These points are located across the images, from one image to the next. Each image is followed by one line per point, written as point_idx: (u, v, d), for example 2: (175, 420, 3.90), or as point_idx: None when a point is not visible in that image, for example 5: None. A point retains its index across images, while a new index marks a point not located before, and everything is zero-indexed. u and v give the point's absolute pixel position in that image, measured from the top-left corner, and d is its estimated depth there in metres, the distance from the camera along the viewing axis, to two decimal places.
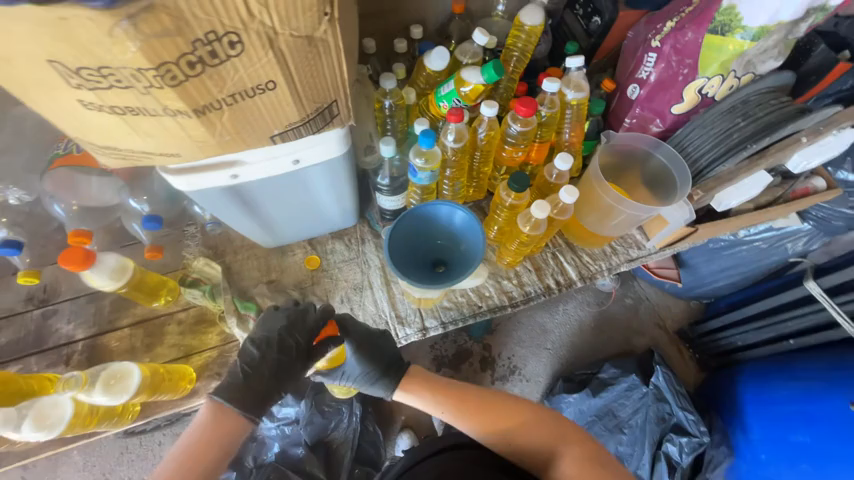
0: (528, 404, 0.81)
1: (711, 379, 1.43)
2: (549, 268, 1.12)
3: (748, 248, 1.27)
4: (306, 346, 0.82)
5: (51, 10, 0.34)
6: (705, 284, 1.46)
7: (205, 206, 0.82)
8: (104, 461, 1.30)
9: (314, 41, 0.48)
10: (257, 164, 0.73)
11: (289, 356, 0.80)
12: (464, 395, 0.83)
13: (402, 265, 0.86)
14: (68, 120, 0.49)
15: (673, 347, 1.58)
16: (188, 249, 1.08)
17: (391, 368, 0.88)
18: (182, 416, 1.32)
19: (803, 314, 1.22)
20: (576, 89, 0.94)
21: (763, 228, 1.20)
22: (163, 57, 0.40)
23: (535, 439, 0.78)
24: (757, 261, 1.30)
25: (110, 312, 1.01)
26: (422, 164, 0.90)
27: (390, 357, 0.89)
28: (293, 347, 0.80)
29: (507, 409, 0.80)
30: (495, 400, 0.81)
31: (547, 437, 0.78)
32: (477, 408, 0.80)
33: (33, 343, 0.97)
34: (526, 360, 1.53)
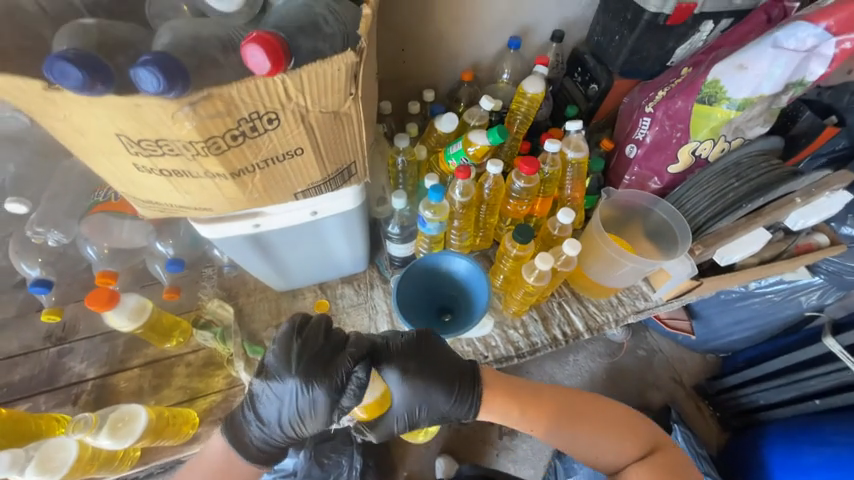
0: (616, 408, 0.85)
1: (734, 442, 1.35)
2: (555, 318, 1.12)
3: (761, 301, 1.25)
4: (336, 393, 0.69)
5: (129, 98, 0.41)
6: (722, 337, 1.43)
7: (226, 251, 0.87)
8: None
9: (340, 115, 0.55)
10: (278, 215, 0.79)
11: (319, 408, 0.68)
12: (550, 401, 0.83)
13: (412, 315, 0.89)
14: (120, 178, 0.55)
15: (690, 404, 1.51)
16: (204, 291, 1.12)
17: (463, 382, 0.78)
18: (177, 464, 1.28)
19: (826, 373, 1.17)
20: (576, 149, 1.01)
21: (774, 280, 1.20)
22: (212, 132, 0.47)
23: (621, 442, 0.83)
24: (771, 314, 1.28)
25: (122, 351, 1.03)
26: (431, 216, 0.95)
27: (454, 368, 0.78)
28: (323, 397, 0.68)
29: (591, 423, 0.82)
30: (581, 406, 0.84)
31: (632, 441, 0.83)
32: (568, 411, 0.83)
33: (44, 381, 0.99)
34: None
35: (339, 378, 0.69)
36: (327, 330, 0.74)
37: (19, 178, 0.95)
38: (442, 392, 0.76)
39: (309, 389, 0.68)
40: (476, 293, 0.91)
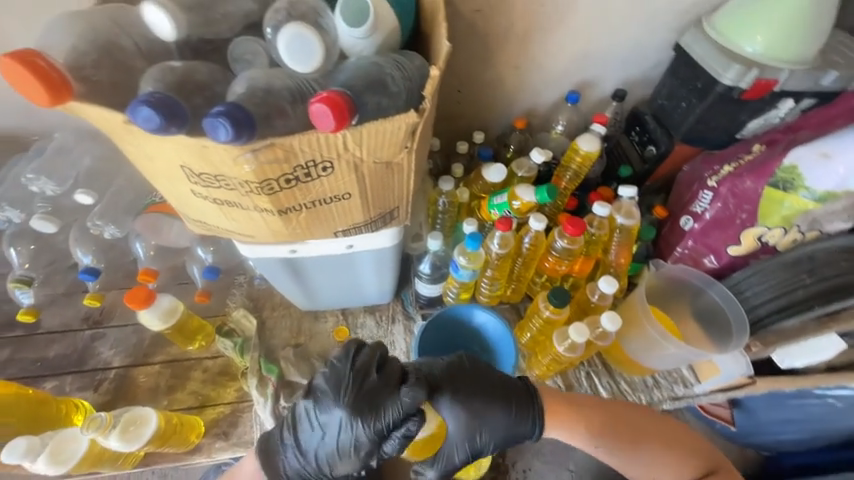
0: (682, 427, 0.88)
1: None
2: (582, 389, 1.03)
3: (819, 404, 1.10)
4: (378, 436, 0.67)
5: (199, 141, 0.44)
6: (768, 434, 1.22)
7: (259, 269, 0.88)
8: None
9: (392, 165, 0.55)
10: (315, 244, 0.79)
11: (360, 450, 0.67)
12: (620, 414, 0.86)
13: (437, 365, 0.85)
14: (178, 200, 0.59)
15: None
16: (232, 298, 1.14)
17: (520, 399, 0.77)
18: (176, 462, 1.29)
19: None
20: (627, 216, 0.96)
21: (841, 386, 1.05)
22: (268, 175, 0.49)
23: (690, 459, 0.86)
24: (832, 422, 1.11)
25: (147, 346, 1.07)
26: (466, 263, 0.93)
27: (506, 388, 0.76)
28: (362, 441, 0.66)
29: (655, 442, 0.85)
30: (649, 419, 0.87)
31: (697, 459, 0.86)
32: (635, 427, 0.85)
33: (74, 362, 1.04)
34: None
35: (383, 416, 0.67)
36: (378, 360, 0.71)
37: (90, 171, 1.02)
38: (500, 415, 0.75)
39: (351, 430, 0.66)
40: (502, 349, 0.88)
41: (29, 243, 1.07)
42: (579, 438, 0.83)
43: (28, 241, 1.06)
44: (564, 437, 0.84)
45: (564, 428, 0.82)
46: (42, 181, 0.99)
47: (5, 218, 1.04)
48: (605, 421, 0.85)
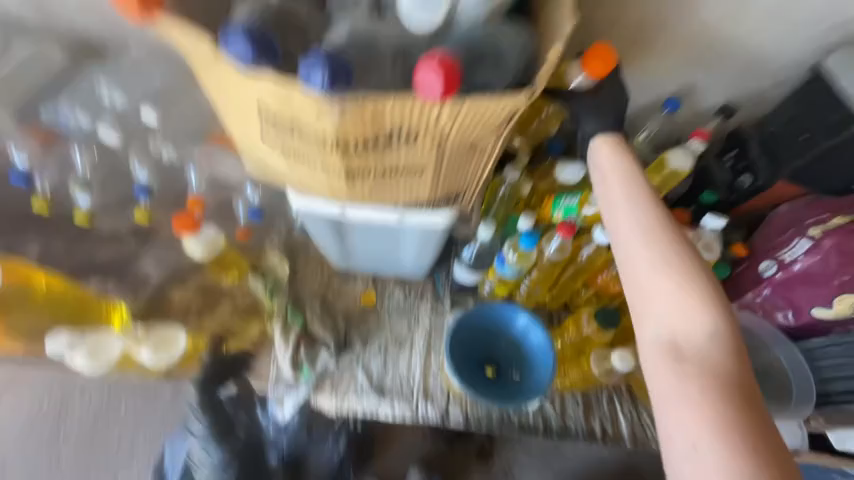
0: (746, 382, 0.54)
1: None
2: (599, 410, 1.00)
3: None
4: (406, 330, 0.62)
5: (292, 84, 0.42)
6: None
7: (304, 222, 0.86)
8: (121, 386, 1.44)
9: (474, 146, 0.52)
10: (365, 210, 0.74)
11: None
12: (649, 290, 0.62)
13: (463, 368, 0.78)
14: (248, 138, 0.58)
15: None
16: (270, 241, 1.14)
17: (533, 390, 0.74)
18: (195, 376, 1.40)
19: None
20: (705, 249, 0.87)
21: None
22: (349, 132, 0.46)
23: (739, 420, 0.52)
24: None
25: (185, 269, 1.10)
26: (514, 260, 0.88)
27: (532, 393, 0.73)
28: None
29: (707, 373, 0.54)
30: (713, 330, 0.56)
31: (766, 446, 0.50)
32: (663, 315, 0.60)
33: (118, 269, 1.08)
34: (525, 471, 1.54)
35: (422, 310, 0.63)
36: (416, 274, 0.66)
37: None
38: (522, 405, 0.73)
39: None
40: (537, 368, 0.77)
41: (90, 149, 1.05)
42: (698, 359, 0.55)
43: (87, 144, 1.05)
44: (670, 284, 0.60)
45: (677, 289, 0.59)
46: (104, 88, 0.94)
47: None
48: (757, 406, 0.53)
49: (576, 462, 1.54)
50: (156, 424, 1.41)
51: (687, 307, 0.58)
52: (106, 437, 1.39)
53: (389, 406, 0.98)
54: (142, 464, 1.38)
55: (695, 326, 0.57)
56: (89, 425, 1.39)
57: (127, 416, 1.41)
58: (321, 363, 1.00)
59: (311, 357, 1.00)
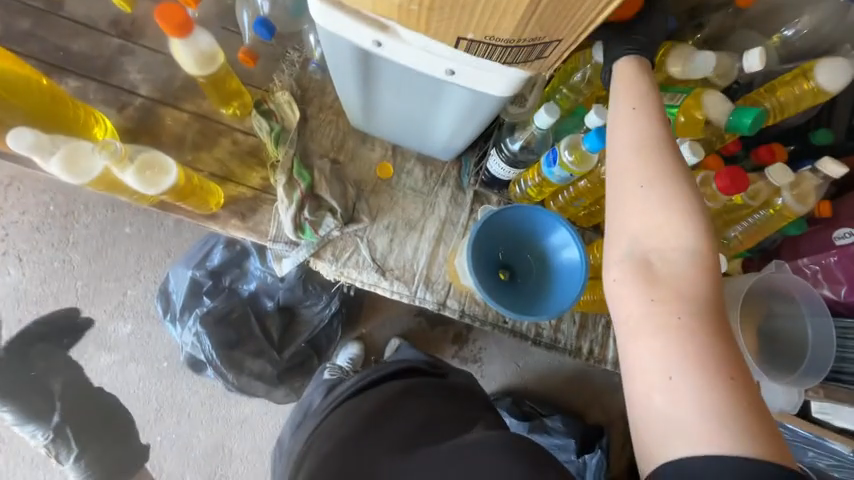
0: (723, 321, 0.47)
1: None
2: (593, 333, 1.00)
3: None
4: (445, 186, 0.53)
5: None
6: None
7: (326, 52, 0.67)
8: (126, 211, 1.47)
9: None
10: (408, 48, 0.57)
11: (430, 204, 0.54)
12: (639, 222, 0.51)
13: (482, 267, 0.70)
14: None
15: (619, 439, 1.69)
16: (277, 75, 0.94)
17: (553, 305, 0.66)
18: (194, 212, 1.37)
19: None
20: (797, 198, 0.73)
21: None
22: None
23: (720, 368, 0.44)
24: None
25: (178, 87, 0.93)
26: (568, 162, 0.73)
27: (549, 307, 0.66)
28: None
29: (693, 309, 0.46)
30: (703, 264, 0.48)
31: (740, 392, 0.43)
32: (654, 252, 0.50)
33: (98, 69, 0.91)
34: (492, 360, 1.67)
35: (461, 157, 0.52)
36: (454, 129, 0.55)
37: None
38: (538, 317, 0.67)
39: None
40: (558, 286, 0.70)
41: None
42: (686, 291, 0.47)
43: None
44: (663, 203, 0.50)
45: (670, 209, 0.50)
46: None
47: None
48: (720, 322, 0.47)
49: (539, 362, 1.70)
50: (159, 248, 1.47)
51: (669, 219, 0.49)
52: (111, 250, 1.45)
53: (389, 284, 0.95)
54: (145, 280, 1.46)
55: (670, 242, 0.49)
56: (95, 237, 1.45)
57: (132, 236, 1.46)
58: (326, 229, 0.92)
59: (315, 221, 0.91)
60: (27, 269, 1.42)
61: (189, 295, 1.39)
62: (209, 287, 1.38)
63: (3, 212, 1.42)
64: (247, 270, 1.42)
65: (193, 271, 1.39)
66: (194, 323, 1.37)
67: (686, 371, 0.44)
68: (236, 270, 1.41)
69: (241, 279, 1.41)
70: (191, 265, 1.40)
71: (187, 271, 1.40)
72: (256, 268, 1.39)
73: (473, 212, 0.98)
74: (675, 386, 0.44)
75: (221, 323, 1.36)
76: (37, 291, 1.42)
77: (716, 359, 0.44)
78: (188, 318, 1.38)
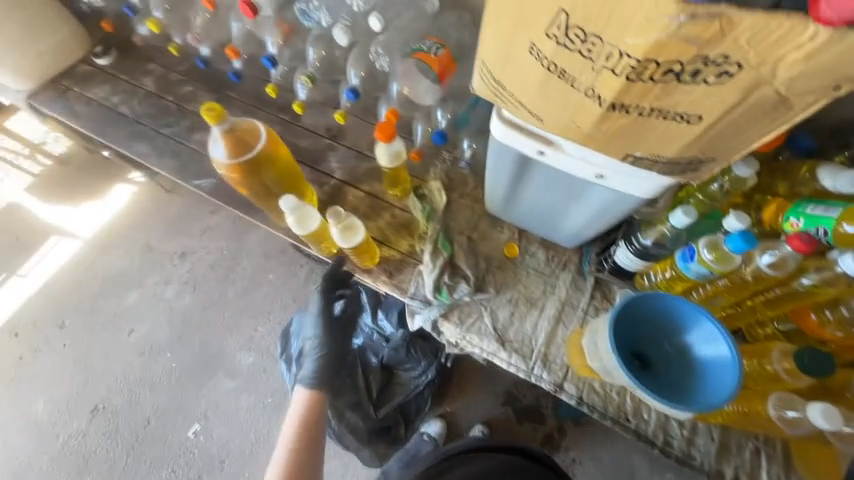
0: None
1: None
2: (738, 456, 0.87)
3: None
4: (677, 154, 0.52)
5: None
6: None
7: (490, 156, 0.87)
8: (279, 262, 1.85)
9: (786, 105, 0.41)
10: (568, 157, 0.72)
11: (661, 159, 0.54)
12: None
13: (619, 350, 0.74)
14: (498, 49, 0.54)
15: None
16: (434, 169, 1.20)
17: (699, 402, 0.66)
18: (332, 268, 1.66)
19: None
20: None
21: None
22: (657, 56, 0.39)
23: None
24: None
25: (361, 174, 1.25)
26: (708, 260, 0.76)
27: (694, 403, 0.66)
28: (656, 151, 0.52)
29: None
30: None
31: None
32: None
33: (313, 159, 1.28)
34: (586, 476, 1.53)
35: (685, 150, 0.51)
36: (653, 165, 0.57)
37: None
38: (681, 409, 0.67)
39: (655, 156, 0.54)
40: (704, 382, 0.69)
41: (322, 48, 1.23)
42: None
43: (323, 45, 1.23)
44: None
45: None
46: None
47: (316, 18, 1.17)
48: None
49: None
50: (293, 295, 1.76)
51: None
52: (257, 289, 1.81)
53: (507, 356, 1.01)
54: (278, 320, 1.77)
55: None
56: (248, 278, 1.83)
57: (274, 281, 1.82)
58: (458, 296, 1.05)
59: (451, 285, 1.05)
60: (198, 296, 1.82)
61: None
62: None
63: (197, 250, 1.88)
64: (356, 324, 1.60)
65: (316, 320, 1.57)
66: None
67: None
68: (349, 324, 1.57)
69: (354, 332, 1.59)
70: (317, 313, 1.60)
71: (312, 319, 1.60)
72: (364, 325, 1.57)
73: (593, 297, 1.03)
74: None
75: None
76: (200, 314, 1.79)
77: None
78: None
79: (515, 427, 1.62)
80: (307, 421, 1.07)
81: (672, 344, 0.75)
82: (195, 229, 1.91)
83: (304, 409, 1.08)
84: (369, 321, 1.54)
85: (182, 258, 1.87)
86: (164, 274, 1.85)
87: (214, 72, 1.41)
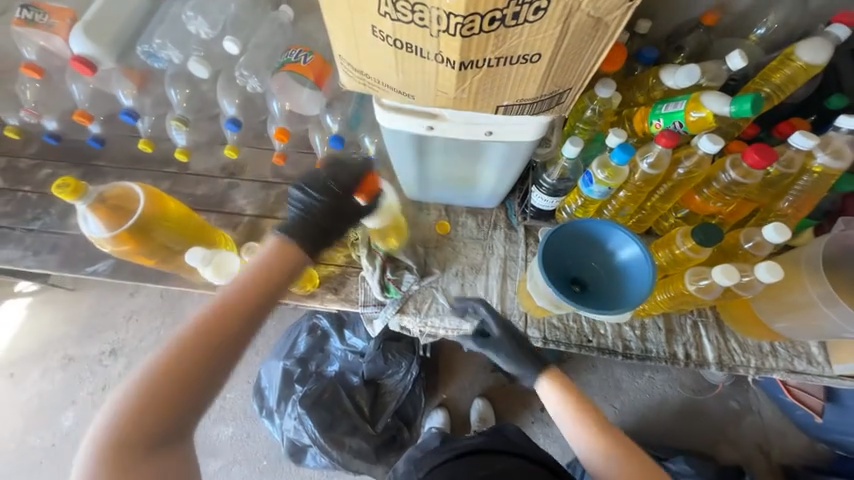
0: None
1: None
2: (683, 335, 0.98)
3: None
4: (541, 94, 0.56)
5: None
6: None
7: (387, 145, 0.87)
8: None
9: (600, 25, 0.46)
10: (454, 124, 0.74)
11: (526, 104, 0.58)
12: None
13: (557, 282, 0.78)
14: (346, 40, 0.55)
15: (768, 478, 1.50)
16: None
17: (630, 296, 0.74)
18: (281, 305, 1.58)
19: None
20: (833, 155, 0.75)
21: None
22: (477, 9, 0.42)
23: None
24: None
25: (274, 202, 1.19)
26: (603, 178, 0.83)
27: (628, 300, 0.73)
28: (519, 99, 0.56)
29: None
30: None
31: None
32: None
33: (216, 203, 1.19)
34: None
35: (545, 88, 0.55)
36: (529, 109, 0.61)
37: (236, 19, 1.05)
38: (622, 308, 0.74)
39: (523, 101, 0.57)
40: (631, 285, 0.77)
41: (184, 87, 1.14)
42: None
43: (183, 84, 1.14)
44: None
45: None
46: (199, 21, 1.02)
47: (166, 57, 1.09)
48: None
49: (636, 402, 1.59)
50: (249, 349, 1.68)
51: None
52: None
53: (470, 326, 1.04)
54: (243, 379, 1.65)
55: None
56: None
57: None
58: (408, 285, 1.06)
59: (397, 279, 1.06)
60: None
61: (283, 385, 1.50)
62: (300, 372, 1.51)
63: (126, 343, 1.69)
64: (328, 351, 1.55)
65: (284, 363, 1.52)
66: (293, 409, 1.43)
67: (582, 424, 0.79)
68: (320, 354, 1.54)
69: (325, 361, 1.54)
70: (282, 357, 1.54)
71: (279, 364, 1.53)
72: (336, 348, 1.53)
73: (528, 244, 1.09)
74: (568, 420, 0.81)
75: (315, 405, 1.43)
76: None
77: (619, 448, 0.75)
78: (286, 407, 1.46)
79: (509, 387, 1.68)
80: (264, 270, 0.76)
81: (596, 257, 0.82)
82: (118, 319, 1.72)
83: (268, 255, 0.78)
84: (339, 344, 1.53)
85: (113, 356, 1.68)
86: (100, 379, 1.65)
87: (73, 145, 1.25)
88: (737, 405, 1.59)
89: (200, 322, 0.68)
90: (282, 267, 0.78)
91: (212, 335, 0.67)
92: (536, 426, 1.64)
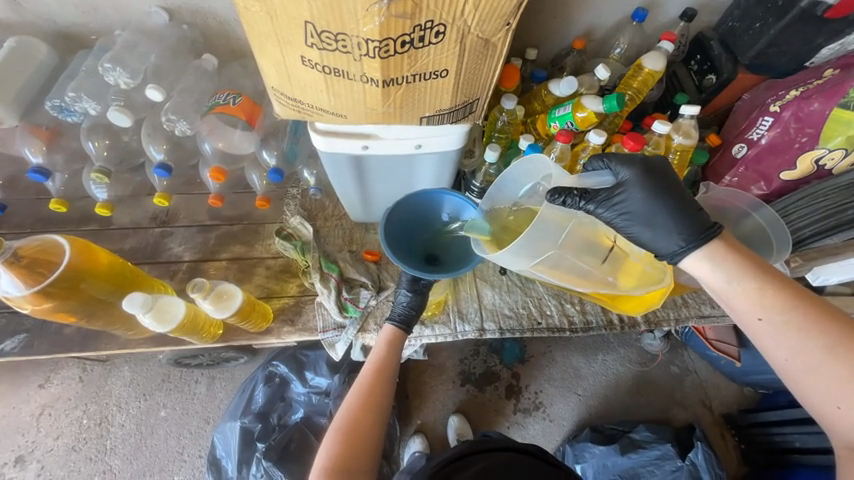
0: None
1: None
2: None
3: None
4: (457, 102, 0.67)
5: None
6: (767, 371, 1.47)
7: (328, 169, 0.92)
8: (147, 382, 1.53)
9: (489, 44, 0.59)
10: (387, 141, 0.82)
11: (444, 112, 0.68)
12: None
13: (407, 258, 0.89)
14: (276, 74, 0.63)
15: (715, 430, 1.58)
16: (287, 207, 1.16)
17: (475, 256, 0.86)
18: (224, 360, 1.46)
19: None
20: (684, 136, 0.98)
21: None
22: (389, 33, 0.53)
23: None
24: None
25: (214, 244, 1.14)
26: None
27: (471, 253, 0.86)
28: (439, 108, 0.67)
29: None
30: None
31: None
32: None
33: (149, 254, 1.12)
34: (554, 400, 1.61)
35: (457, 98, 0.66)
36: (451, 121, 0.71)
37: (157, 68, 1.06)
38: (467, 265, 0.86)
39: (441, 111, 0.68)
40: None
41: (102, 137, 1.10)
42: None
43: (102, 135, 1.10)
44: None
45: None
46: (117, 72, 1.02)
47: (81, 110, 1.07)
48: None
49: (596, 385, 1.63)
50: (196, 419, 1.49)
51: None
52: (150, 440, 1.45)
53: (431, 330, 1.07)
54: (194, 454, 1.45)
55: None
56: (131, 433, 1.46)
57: (169, 418, 1.48)
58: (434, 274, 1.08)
59: (354, 297, 1.06)
60: None
61: (242, 447, 1.32)
62: (258, 429, 1.34)
63: (37, 444, 1.43)
64: (290, 399, 1.42)
65: (241, 421, 1.34)
66: (257, 467, 1.27)
67: (788, 322, 0.60)
68: (282, 404, 1.40)
69: (288, 411, 1.39)
70: (237, 415, 1.36)
71: (234, 424, 1.35)
72: (299, 393, 1.40)
73: None
74: (767, 329, 0.61)
75: (281, 457, 1.29)
76: None
77: (826, 345, 0.58)
78: (249, 469, 1.29)
79: (481, 399, 1.62)
80: (381, 359, 0.91)
81: (432, 224, 0.96)
82: (25, 419, 1.45)
83: (385, 347, 0.93)
84: (300, 387, 1.40)
85: (20, 465, 1.40)
86: None
87: None
88: (677, 369, 1.67)
89: (353, 407, 0.84)
90: (395, 359, 0.92)
91: (364, 421, 0.82)
92: (513, 431, 1.57)
